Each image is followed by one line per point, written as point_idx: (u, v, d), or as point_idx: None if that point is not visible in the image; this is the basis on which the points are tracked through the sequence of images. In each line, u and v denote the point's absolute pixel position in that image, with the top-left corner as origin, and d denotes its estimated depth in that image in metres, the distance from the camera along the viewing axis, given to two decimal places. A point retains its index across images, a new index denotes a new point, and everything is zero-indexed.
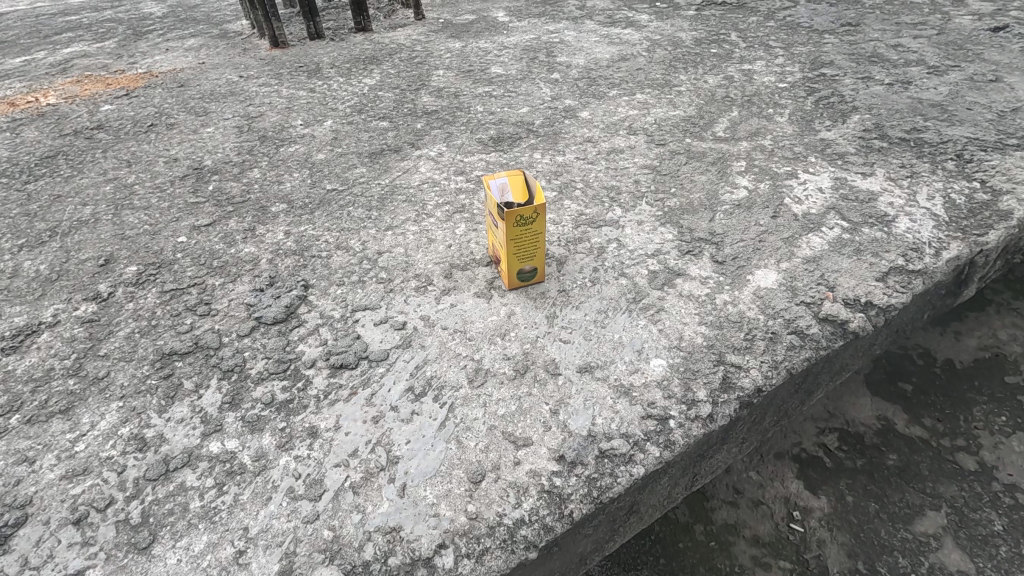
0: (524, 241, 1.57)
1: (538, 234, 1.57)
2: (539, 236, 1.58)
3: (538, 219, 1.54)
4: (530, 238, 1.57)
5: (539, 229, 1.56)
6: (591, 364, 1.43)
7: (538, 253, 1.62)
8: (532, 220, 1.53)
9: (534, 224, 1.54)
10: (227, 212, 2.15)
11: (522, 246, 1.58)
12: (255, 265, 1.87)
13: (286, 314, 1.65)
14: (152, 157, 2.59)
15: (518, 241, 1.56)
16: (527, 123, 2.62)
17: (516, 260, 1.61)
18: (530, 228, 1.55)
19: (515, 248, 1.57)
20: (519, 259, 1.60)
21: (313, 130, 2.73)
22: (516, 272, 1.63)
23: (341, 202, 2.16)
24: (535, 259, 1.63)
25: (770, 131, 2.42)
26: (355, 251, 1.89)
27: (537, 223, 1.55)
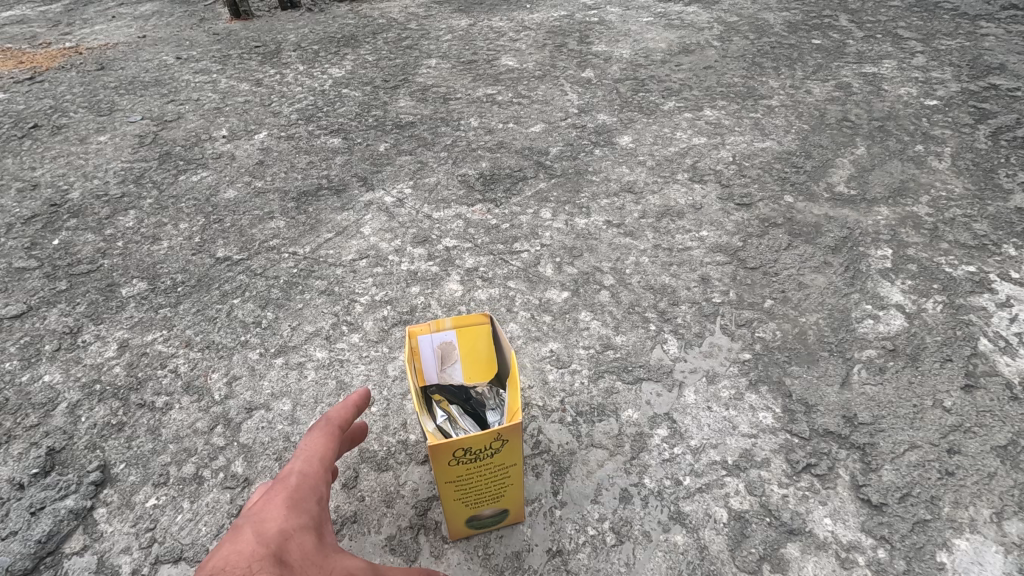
0: (478, 481, 0.79)
1: (508, 467, 0.79)
2: (510, 471, 0.80)
3: (507, 447, 0.76)
4: (491, 476, 0.79)
5: (509, 461, 0.78)
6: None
7: (510, 494, 0.83)
8: (494, 449, 0.76)
9: (498, 455, 0.77)
10: (54, 293, 1.39)
11: (476, 488, 0.80)
12: (43, 416, 1.11)
13: (32, 561, 0.88)
14: (5, 180, 1.83)
15: (467, 482, 0.79)
16: (537, 153, 1.76)
17: (466, 508, 0.82)
18: (491, 461, 0.77)
19: (461, 492, 0.80)
20: (471, 506, 0.82)
21: (237, 146, 1.93)
22: (467, 522, 0.85)
23: (228, 284, 1.37)
24: (506, 501, 0.84)
25: (925, 186, 1.50)
26: (212, 400, 1.11)
27: (506, 452, 0.77)
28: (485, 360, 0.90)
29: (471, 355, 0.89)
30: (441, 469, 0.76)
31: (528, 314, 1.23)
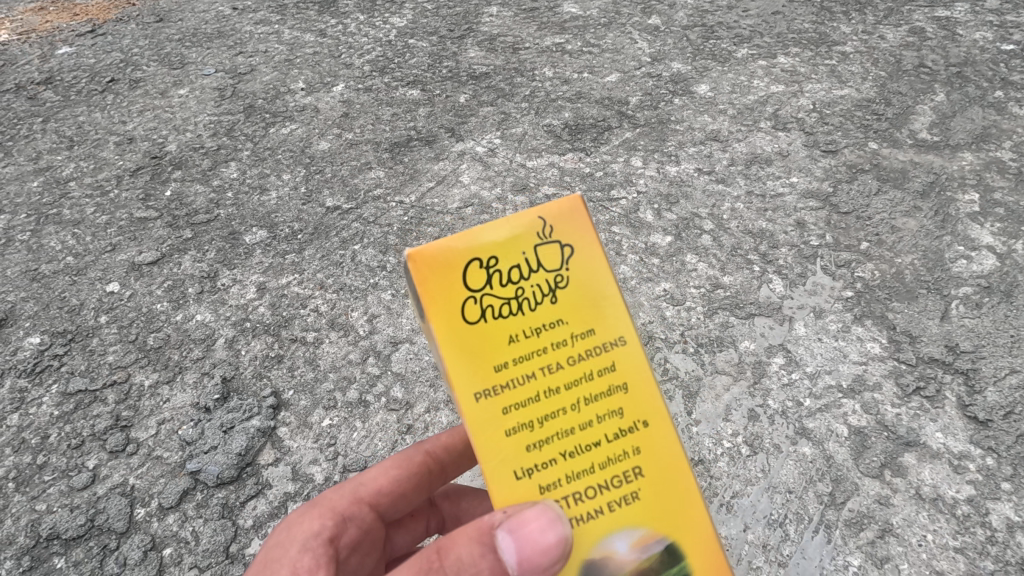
0: (560, 399, 0.65)
1: (606, 369, 0.67)
2: (612, 364, 0.67)
3: (575, 288, 0.67)
4: (583, 384, 0.66)
5: (600, 338, 0.67)
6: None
7: (650, 484, 0.66)
8: (549, 281, 0.67)
9: (563, 304, 0.67)
10: (182, 241, 1.47)
11: (562, 421, 0.65)
12: (206, 350, 1.23)
13: (236, 470, 1.04)
14: (100, 134, 1.86)
15: (536, 400, 0.65)
16: (617, 104, 1.75)
17: (555, 469, 0.65)
18: (570, 343, 0.67)
19: (534, 428, 0.65)
20: (578, 495, 0.64)
21: (318, 97, 1.91)
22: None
23: (345, 232, 1.45)
24: (653, 520, 0.65)
25: (1007, 132, 1.53)
26: (358, 335, 1.22)
27: (578, 310, 0.67)
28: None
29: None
30: (479, 335, 0.65)
31: (636, 257, 1.32)
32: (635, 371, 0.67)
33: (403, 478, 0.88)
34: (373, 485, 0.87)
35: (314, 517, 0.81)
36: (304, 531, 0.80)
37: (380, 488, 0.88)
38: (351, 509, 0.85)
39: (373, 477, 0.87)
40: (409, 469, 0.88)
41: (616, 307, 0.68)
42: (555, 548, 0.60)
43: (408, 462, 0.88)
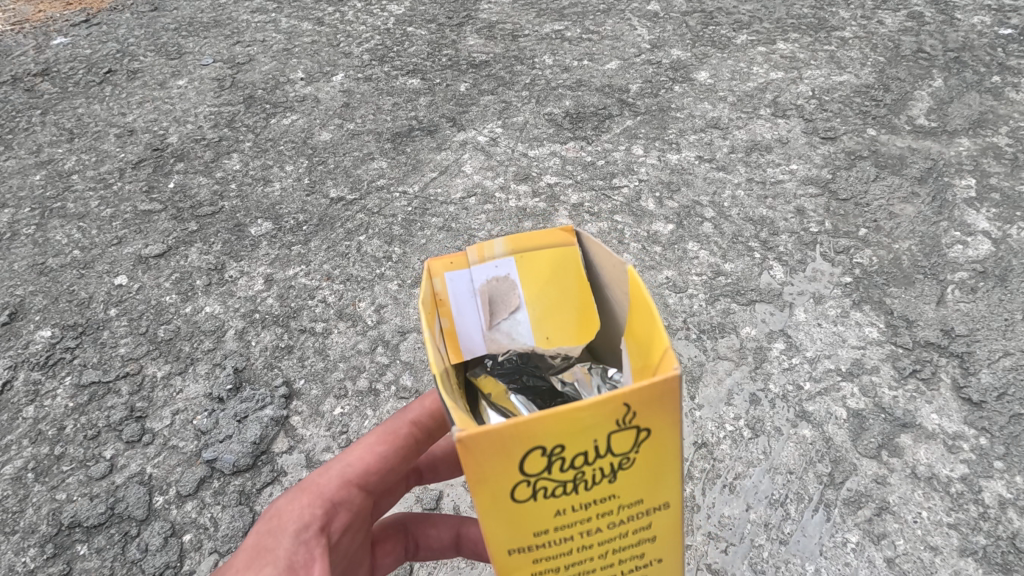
0: (592, 559, 0.56)
1: (643, 532, 0.57)
2: (649, 526, 0.57)
3: (640, 460, 0.54)
4: (618, 544, 0.57)
5: (649, 508, 0.56)
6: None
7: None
8: (615, 456, 0.53)
9: (623, 479, 0.54)
10: (188, 234, 1.48)
11: (586, 573, 0.57)
12: (217, 341, 1.25)
13: (251, 458, 1.07)
14: (100, 126, 1.84)
15: (568, 554, 0.56)
16: (618, 91, 1.76)
17: None
18: (615, 512, 0.56)
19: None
20: None
21: (318, 88, 1.89)
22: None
23: (349, 222, 1.47)
24: None
25: (1004, 118, 1.54)
26: (366, 325, 1.24)
27: (636, 483, 0.55)
28: (579, 312, 0.65)
29: (554, 301, 0.65)
30: (521, 501, 0.52)
31: (638, 245, 1.34)
32: (672, 534, 0.58)
33: (389, 453, 0.87)
34: (360, 465, 0.86)
35: (304, 504, 0.81)
36: (294, 520, 0.79)
37: (368, 467, 0.87)
38: (340, 493, 0.84)
39: (358, 456, 0.86)
40: (394, 444, 0.87)
41: (671, 481, 0.56)
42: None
43: (394, 436, 0.87)
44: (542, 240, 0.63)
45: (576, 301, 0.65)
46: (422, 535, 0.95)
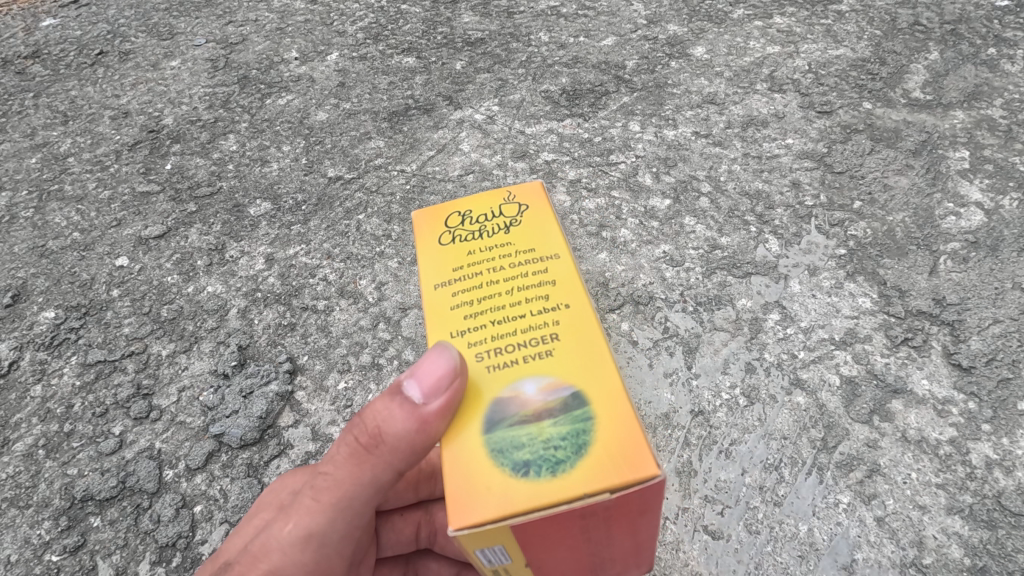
0: (497, 285, 0.81)
1: (542, 272, 0.81)
2: (545, 269, 0.81)
3: (527, 230, 0.86)
4: (519, 279, 0.81)
5: (540, 250, 0.83)
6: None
7: (566, 344, 0.75)
8: (507, 220, 0.87)
9: (516, 232, 0.86)
10: (187, 215, 1.49)
11: (499, 303, 0.79)
12: (220, 320, 1.26)
13: (258, 432, 1.09)
14: (94, 108, 1.82)
15: (479, 287, 0.81)
16: (615, 67, 1.74)
17: (481, 334, 0.77)
18: (515, 253, 0.84)
19: (473, 305, 0.80)
20: (497, 351, 0.76)
21: (313, 67, 1.87)
22: (507, 432, 0.70)
23: (348, 202, 1.47)
24: (565, 372, 0.73)
25: (999, 90, 1.53)
26: (367, 302, 1.26)
27: (529, 234, 0.85)
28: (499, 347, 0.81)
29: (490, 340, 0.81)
30: (445, 253, 0.86)
31: (636, 221, 1.35)
32: (570, 280, 0.81)
33: None
34: None
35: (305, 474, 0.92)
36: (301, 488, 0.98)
37: None
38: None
39: None
40: None
41: (556, 242, 0.84)
42: (456, 385, 0.71)
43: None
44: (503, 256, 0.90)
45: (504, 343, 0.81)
46: (423, 564, 1.13)
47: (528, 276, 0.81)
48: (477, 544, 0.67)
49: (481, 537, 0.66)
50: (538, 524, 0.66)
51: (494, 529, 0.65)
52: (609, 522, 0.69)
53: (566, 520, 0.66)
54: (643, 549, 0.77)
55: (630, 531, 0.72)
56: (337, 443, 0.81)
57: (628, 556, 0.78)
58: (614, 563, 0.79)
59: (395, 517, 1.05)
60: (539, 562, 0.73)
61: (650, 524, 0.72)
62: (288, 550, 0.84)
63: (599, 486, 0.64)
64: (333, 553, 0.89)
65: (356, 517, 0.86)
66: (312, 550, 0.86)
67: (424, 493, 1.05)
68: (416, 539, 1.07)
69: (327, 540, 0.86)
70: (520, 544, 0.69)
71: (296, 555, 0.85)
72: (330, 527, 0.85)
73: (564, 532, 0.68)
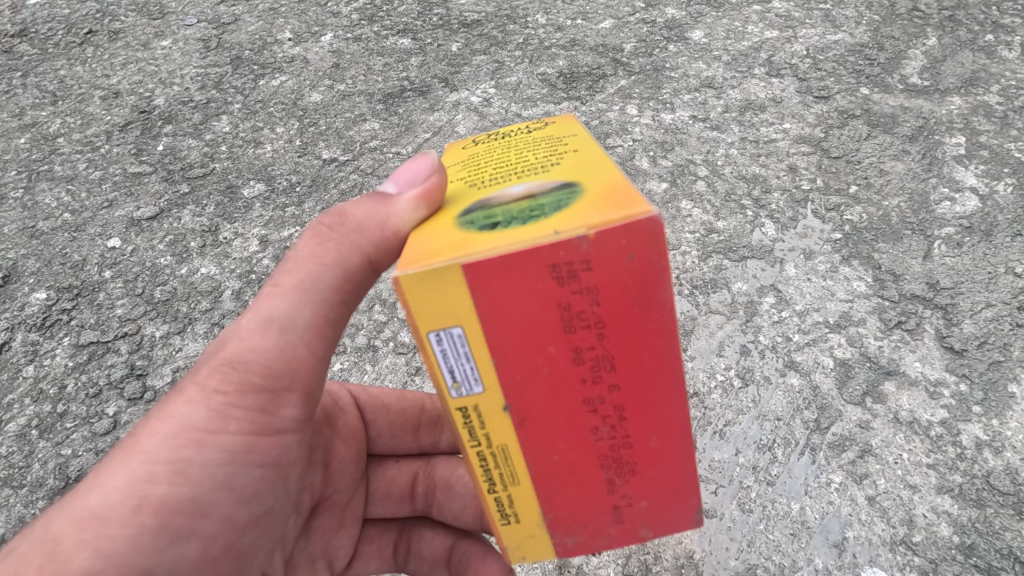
0: (508, 151, 0.78)
1: (562, 140, 0.78)
2: (566, 139, 0.78)
3: (551, 127, 0.83)
4: (533, 146, 0.78)
5: (561, 132, 0.81)
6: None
7: (568, 166, 0.72)
8: (538, 126, 0.85)
9: (541, 130, 0.83)
10: (180, 196, 1.47)
11: (503, 158, 0.77)
12: (214, 302, 1.26)
13: None
14: (84, 88, 1.79)
15: (486, 155, 0.80)
16: (612, 50, 1.72)
17: (480, 176, 0.75)
18: (533, 136, 0.82)
19: (480, 165, 0.78)
20: (493, 179, 0.73)
21: (307, 48, 1.83)
22: (481, 216, 0.66)
23: (343, 184, 1.46)
24: (560, 178, 0.69)
25: (996, 76, 1.52)
26: None
27: (556, 128, 0.83)
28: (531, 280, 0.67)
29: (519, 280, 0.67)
30: (461, 151, 0.85)
31: None
32: (588, 142, 0.77)
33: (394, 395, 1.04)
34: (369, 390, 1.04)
35: None
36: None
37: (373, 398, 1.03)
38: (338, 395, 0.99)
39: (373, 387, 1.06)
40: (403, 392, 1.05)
41: (578, 128, 0.82)
42: (430, 183, 0.73)
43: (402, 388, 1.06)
44: None
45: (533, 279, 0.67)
46: (416, 538, 1.03)
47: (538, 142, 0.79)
48: (431, 312, 0.63)
49: (433, 305, 0.63)
50: (498, 280, 0.61)
51: (446, 279, 0.61)
52: (599, 314, 0.62)
53: (534, 283, 0.61)
54: (664, 405, 0.67)
55: (631, 343, 0.64)
56: (300, 237, 0.77)
57: (650, 427, 0.68)
58: (631, 449, 0.68)
59: (389, 464, 1.03)
60: (520, 375, 0.65)
61: (663, 340, 0.64)
62: (246, 338, 0.74)
63: (574, 231, 0.60)
64: (304, 346, 0.76)
65: (328, 305, 0.76)
66: (272, 332, 0.74)
67: (424, 441, 1.05)
68: (411, 495, 1.02)
69: (290, 324, 0.74)
70: (483, 322, 0.63)
71: (255, 342, 0.74)
72: (294, 309, 0.74)
73: (537, 312, 0.63)
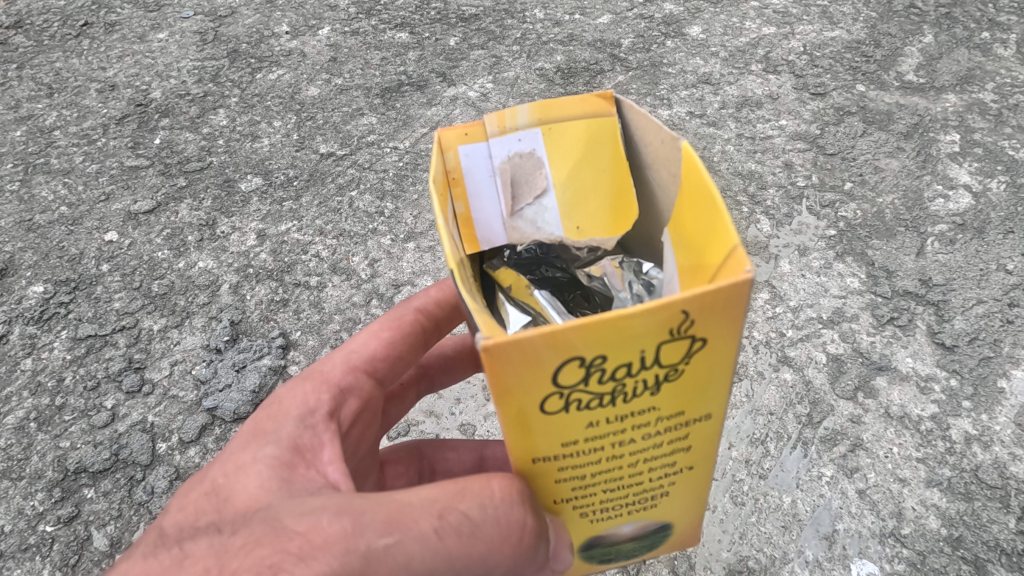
0: (619, 462, 0.58)
1: (680, 439, 0.58)
2: (686, 437, 0.58)
3: (690, 374, 0.53)
4: (648, 451, 0.58)
5: (687, 418, 0.56)
6: (748, 567, 0.91)
7: (674, 502, 0.65)
8: (666, 370, 0.51)
9: (662, 393, 0.53)
10: (177, 190, 1.47)
11: (614, 475, 0.59)
12: (212, 295, 1.26)
13: (252, 405, 1.11)
14: (80, 81, 1.78)
15: (593, 463, 0.57)
16: (610, 46, 1.72)
17: (588, 498, 0.62)
18: (653, 423, 0.56)
19: (585, 477, 0.59)
20: (603, 510, 0.63)
21: (304, 42, 1.83)
22: (598, 550, 0.70)
23: (341, 178, 1.46)
24: (667, 516, 0.67)
25: (991, 74, 1.53)
26: (361, 279, 1.28)
27: (684, 395, 0.54)
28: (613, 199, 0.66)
29: (586, 186, 0.66)
30: (548, 421, 0.53)
31: None
32: (709, 440, 0.59)
33: (395, 340, 0.86)
34: (366, 350, 0.84)
35: (309, 391, 0.77)
36: (297, 406, 0.75)
37: (374, 353, 0.84)
38: (347, 380, 0.81)
39: (363, 342, 0.84)
40: (400, 330, 0.86)
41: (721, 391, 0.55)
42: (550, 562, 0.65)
43: (399, 323, 0.86)
44: (577, 109, 0.64)
45: (610, 186, 0.66)
46: (440, 461, 0.96)
47: (659, 426, 0.56)
48: None
49: None
50: None
51: None
52: None
53: None
54: None
55: None
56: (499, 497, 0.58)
57: None
58: None
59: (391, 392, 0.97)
60: None
61: None
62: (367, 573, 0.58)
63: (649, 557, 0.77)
64: None
65: None
66: None
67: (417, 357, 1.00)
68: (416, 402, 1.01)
69: None
70: None
71: None
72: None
73: None
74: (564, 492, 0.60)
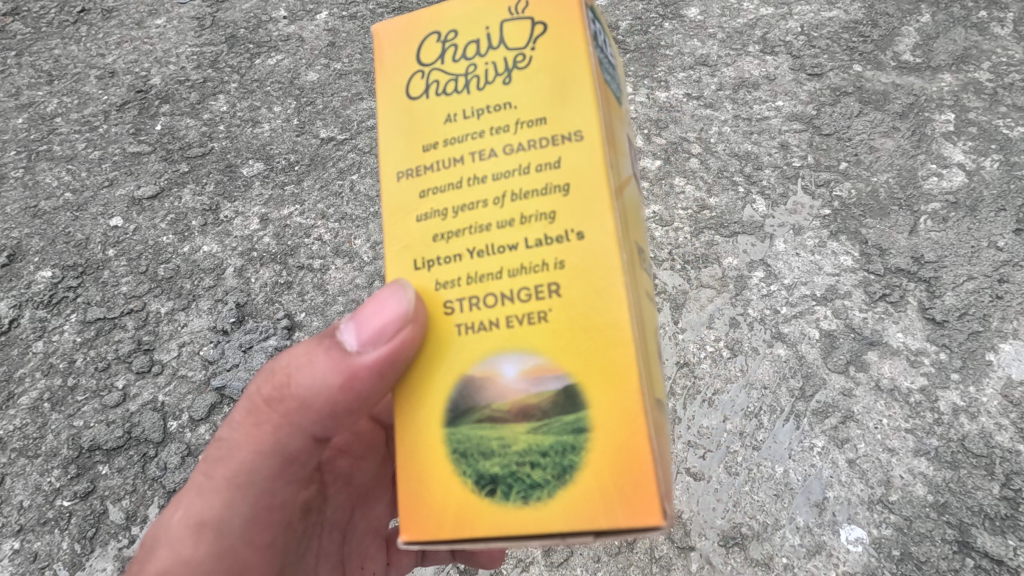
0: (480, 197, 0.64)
1: (548, 169, 0.63)
2: (546, 167, 0.63)
3: (535, 69, 0.65)
4: (509, 185, 0.63)
5: (547, 127, 0.64)
6: (742, 533, 0.96)
7: (563, 310, 0.61)
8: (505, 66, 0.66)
9: (518, 84, 0.65)
10: (179, 175, 1.49)
11: (484, 215, 0.64)
12: (217, 279, 1.29)
13: None
14: (79, 68, 1.79)
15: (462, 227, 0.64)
16: (607, 28, 1.72)
17: (460, 262, 0.64)
18: (512, 128, 0.64)
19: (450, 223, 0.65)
20: (476, 301, 0.63)
21: (302, 26, 1.82)
22: (472, 427, 0.63)
23: (341, 162, 1.47)
24: (556, 352, 0.61)
25: (987, 53, 1.53)
26: (363, 261, 1.30)
27: (537, 90, 0.65)
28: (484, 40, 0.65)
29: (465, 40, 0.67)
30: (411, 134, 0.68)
31: None
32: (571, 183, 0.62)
33: None
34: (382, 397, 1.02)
35: None
36: None
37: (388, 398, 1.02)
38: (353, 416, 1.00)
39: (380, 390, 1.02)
40: None
41: (577, 107, 0.64)
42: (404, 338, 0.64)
43: None
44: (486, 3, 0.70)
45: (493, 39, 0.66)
46: None
47: (511, 137, 0.64)
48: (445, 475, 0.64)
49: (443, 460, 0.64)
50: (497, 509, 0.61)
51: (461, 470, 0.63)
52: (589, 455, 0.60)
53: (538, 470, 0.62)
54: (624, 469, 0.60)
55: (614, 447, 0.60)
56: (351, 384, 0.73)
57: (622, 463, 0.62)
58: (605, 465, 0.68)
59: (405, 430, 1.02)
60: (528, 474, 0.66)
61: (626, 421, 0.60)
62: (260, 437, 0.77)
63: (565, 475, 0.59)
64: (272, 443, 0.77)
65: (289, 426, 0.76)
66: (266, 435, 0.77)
67: None
68: None
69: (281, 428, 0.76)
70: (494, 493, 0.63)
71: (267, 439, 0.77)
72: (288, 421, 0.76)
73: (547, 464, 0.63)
74: (434, 246, 0.66)
